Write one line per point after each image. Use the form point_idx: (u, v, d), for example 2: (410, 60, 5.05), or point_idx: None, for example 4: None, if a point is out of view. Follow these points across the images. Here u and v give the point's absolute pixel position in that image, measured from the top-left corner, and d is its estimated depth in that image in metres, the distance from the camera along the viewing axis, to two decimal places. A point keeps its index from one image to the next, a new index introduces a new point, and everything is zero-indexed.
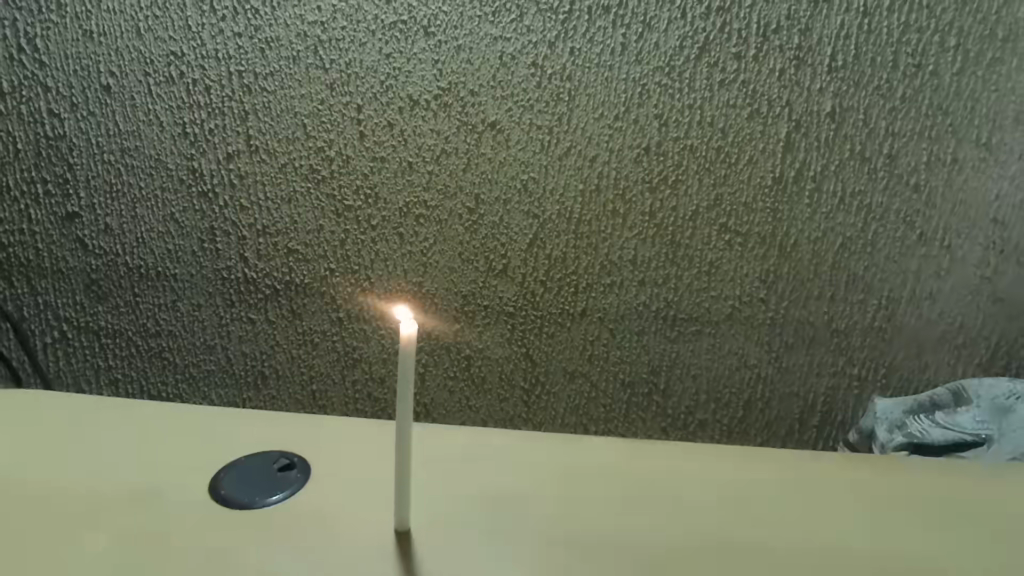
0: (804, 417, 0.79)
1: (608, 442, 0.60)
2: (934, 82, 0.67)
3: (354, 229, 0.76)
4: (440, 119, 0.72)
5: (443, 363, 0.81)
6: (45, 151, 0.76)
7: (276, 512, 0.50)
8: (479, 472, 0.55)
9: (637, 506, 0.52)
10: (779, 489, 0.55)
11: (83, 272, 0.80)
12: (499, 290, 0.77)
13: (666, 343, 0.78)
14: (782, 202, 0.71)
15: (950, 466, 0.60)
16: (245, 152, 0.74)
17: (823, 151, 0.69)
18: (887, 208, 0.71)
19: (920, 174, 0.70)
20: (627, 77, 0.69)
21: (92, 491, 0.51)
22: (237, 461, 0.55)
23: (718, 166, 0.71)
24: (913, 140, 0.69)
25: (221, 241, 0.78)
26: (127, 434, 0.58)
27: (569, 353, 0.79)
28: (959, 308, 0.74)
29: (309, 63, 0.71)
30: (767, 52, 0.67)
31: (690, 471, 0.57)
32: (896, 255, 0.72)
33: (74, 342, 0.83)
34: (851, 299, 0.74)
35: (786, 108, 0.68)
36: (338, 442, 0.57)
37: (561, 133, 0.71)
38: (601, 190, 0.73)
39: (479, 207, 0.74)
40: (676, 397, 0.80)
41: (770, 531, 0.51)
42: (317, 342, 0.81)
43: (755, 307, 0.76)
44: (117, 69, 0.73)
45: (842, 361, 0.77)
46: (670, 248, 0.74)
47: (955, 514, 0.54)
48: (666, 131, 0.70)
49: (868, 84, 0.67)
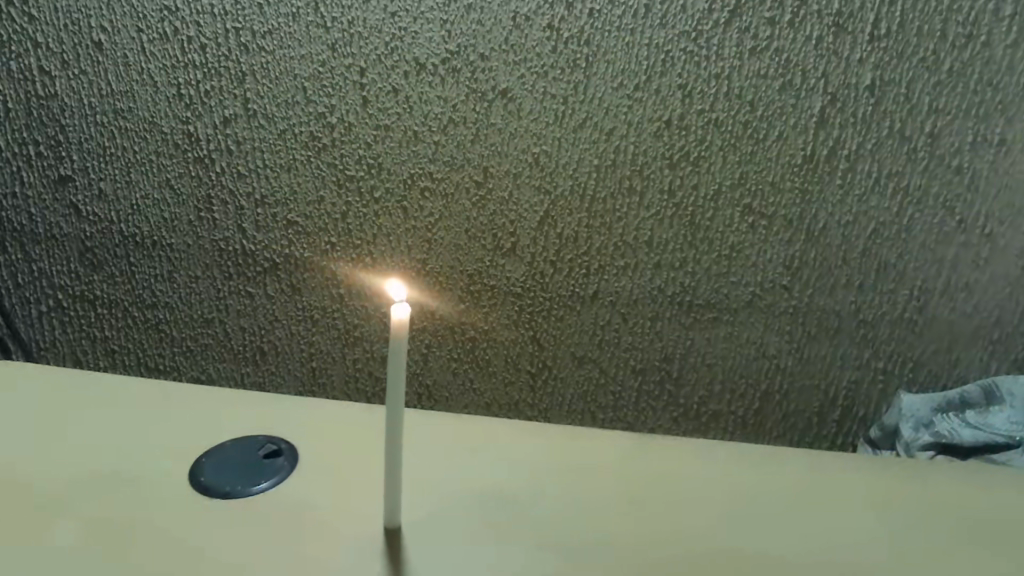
0: (823, 411, 0.75)
1: (619, 436, 0.57)
2: (985, 55, 0.61)
3: (355, 202, 0.73)
4: (448, 85, 0.67)
5: (446, 345, 0.78)
6: (37, 111, 0.73)
7: (261, 499, 0.47)
8: (478, 466, 0.52)
9: (644, 510, 0.48)
10: (798, 494, 0.52)
11: (77, 239, 0.77)
12: (507, 269, 0.73)
13: (681, 330, 0.74)
14: (812, 183, 0.67)
15: (985, 474, 0.55)
16: (243, 116, 0.71)
17: (859, 128, 0.64)
18: (925, 192, 0.66)
19: (963, 156, 0.64)
20: (649, 42, 0.64)
21: (68, 472, 0.49)
22: (222, 445, 0.52)
23: (745, 142, 0.66)
24: (958, 118, 0.63)
25: (218, 210, 0.75)
26: (111, 410, 0.55)
27: (578, 337, 0.75)
28: (997, 301, 0.69)
29: (310, 22, 0.66)
30: (803, 18, 0.62)
31: (703, 470, 0.53)
32: (932, 243, 0.68)
33: (70, 311, 0.81)
34: (880, 288, 0.70)
35: (822, 80, 0.63)
36: (329, 428, 0.54)
37: (577, 104, 0.66)
38: (617, 165, 0.68)
39: (487, 180, 0.70)
40: (689, 386, 0.76)
41: (788, 539, 0.47)
42: (317, 319, 0.78)
43: (777, 294, 0.71)
44: (109, 24, 0.69)
45: (867, 354, 0.72)
46: (689, 230, 0.70)
47: (990, 529, 0.49)
48: (691, 103, 0.65)
49: (913, 55, 0.62)
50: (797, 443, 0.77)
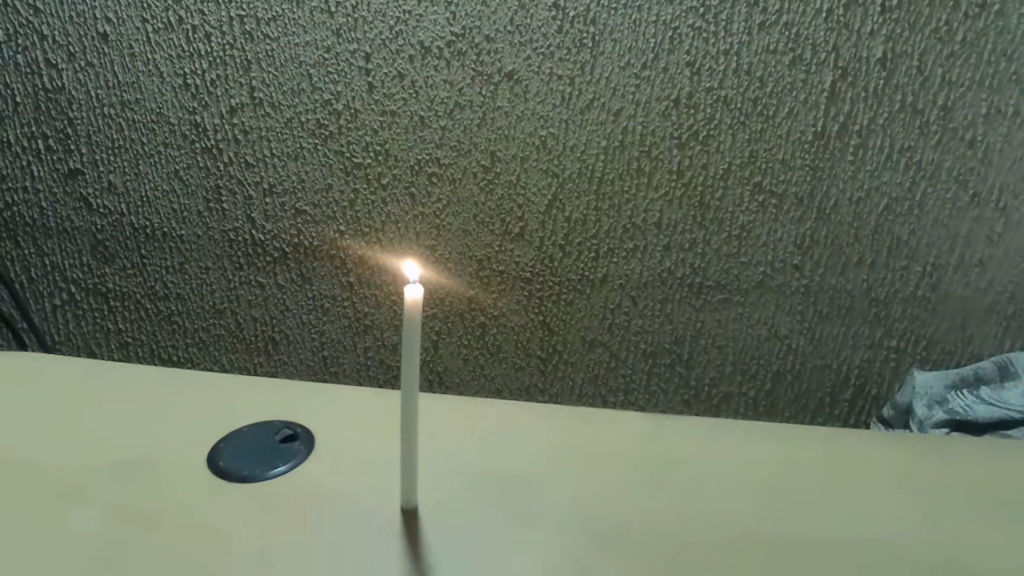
0: (836, 391, 0.75)
1: (631, 417, 0.57)
2: (999, 24, 0.60)
3: (363, 189, 0.73)
4: (454, 68, 0.67)
5: (457, 330, 0.78)
6: (45, 104, 0.73)
7: (277, 484, 0.48)
8: (492, 448, 0.52)
9: (658, 489, 0.49)
10: (812, 471, 0.52)
11: (88, 233, 0.78)
12: (516, 254, 0.73)
13: (692, 311, 0.73)
14: (822, 159, 0.66)
15: (1002, 448, 0.55)
16: (250, 105, 0.71)
17: (871, 103, 0.64)
18: (938, 166, 0.65)
19: (976, 129, 0.64)
20: (657, 19, 0.63)
21: (87, 459, 0.49)
22: (238, 430, 0.53)
23: (754, 119, 0.65)
24: (972, 90, 0.62)
25: (227, 200, 0.75)
26: (127, 399, 0.56)
27: (588, 321, 0.75)
28: (1011, 276, 0.68)
29: (314, 7, 0.66)
30: None
31: (716, 449, 0.53)
32: (945, 218, 0.67)
33: (83, 304, 0.81)
34: (893, 265, 0.69)
35: (832, 54, 0.62)
36: (343, 413, 0.55)
37: (584, 84, 0.66)
38: (625, 146, 0.68)
39: (495, 164, 0.70)
40: (700, 368, 0.76)
41: (803, 515, 0.47)
42: (327, 307, 0.78)
43: (788, 274, 0.71)
44: (114, 15, 0.69)
45: (879, 332, 0.72)
46: (698, 210, 0.69)
47: (1007, 502, 0.49)
48: (699, 80, 0.65)
49: (925, 26, 0.61)
50: (809, 424, 0.77)
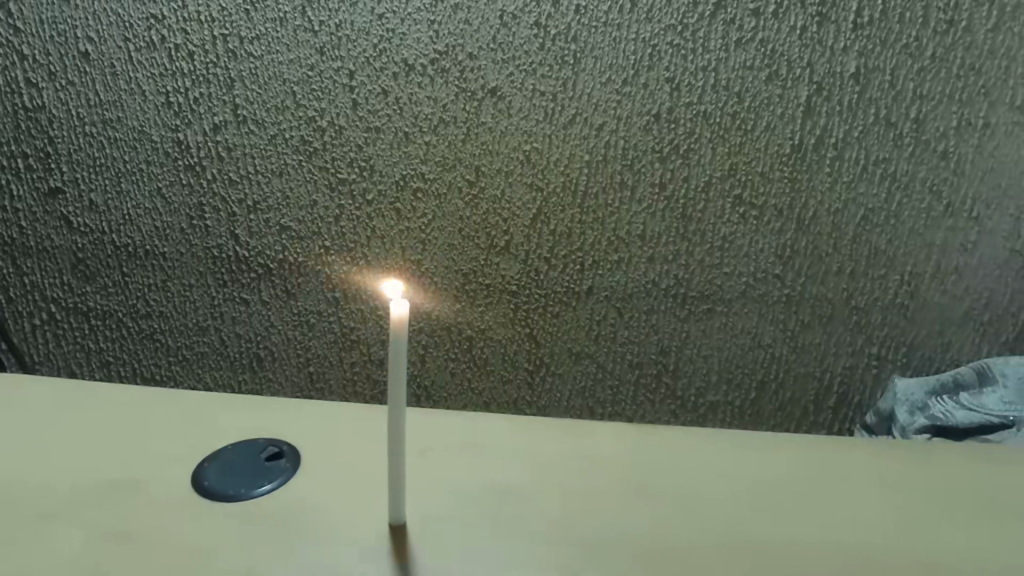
0: (819, 399, 0.76)
1: (615, 427, 0.57)
2: (967, 40, 0.62)
3: (348, 205, 0.73)
4: (437, 85, 0.68)
5: (444, 344, 0.78)
6: (25, 123, 0.72)
7: (263, 503, 0.47)
8: (479, 462, 0.52)
9: (647, 500, 0.49)
10: (797, 479, 0.52)
11: (69, 251, 0.77)
12: (501, 267, 0.74)
13: (677, 322, 0.74)
14: (800, 171, 0.67)
15: (982, 452, 0.56)
16: (233, 123, 0.71)
17: (846, 116, 0.65)
18: (912, 177, 0.67)
19: (948, 141, 0.65)
20: (636, 36, 0.64)
21: (66, 482, 0.48)
22: (223, 450, 0.52)
23: (733, 133, 0.67)
24: (942, 103, 0.64)
25: (210, 218, 0.74)
26: (108, 419, 0.55)
27: (573, 332, 0.76)
28: (985, 283, 0.70)
29: (297, 26, 0.67)
30: (787, 8, 0.62)
31: (702, 458, 0.54)
32: (921, 228, 0.68)
33: (63, 324, 0.80)
34: (872, 274, 0.71)
35: (807, 70, 0.64)
36: (328, 430, 0.54)
37: (566, 100, 0.67)
38: (608, 160, 0.69)
39: (479, 180, 0.71)
40: (686, 378, 0.77)
41: (789, 520, 0.48)
42: (313, 323, 0.78)
43: (770, 284, 0.72)
44: (95, 34, 0.69)
45: (860, 340, 0.73)
46: (681, 222, 0.70)
47: (988, 505, 0.50)
48: (679, 96, 0.66)
49: (896, 42, 0.63)
50: (794, 431, 0.77)
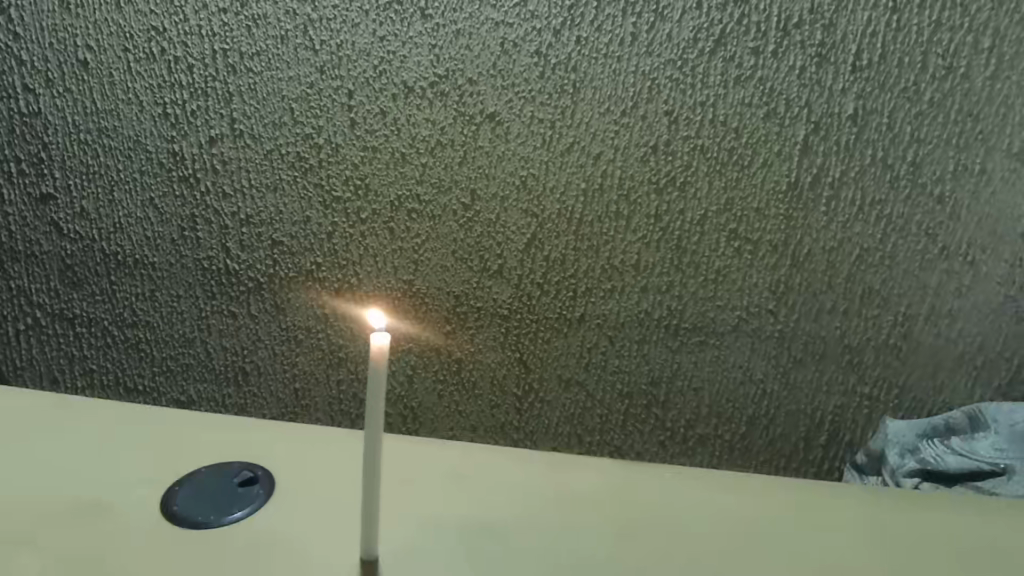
0: (810, 436, 0.75)
1: (600, 460, 0.56)
2: (965, 86, 0.62)
3: (342, 222, 0.72)
4: (436, 108, 0.67)
5: (432, 365, 0.77)
6: (20, 129, 0.72)
7: (234, 530, 0.46)
8: (458, 495, 0.51)
9: (626, 540, 0.48)
10: (781, 524, 0.51)
11: (58, 257, 0.76)
12: (493, 291, 0.73)
13: (668, 353, 0.74)
14: (796, 209, 0.67)
15: (971, 502, 0.55)
16: (229, 136, 0.70)
17: (843, 156, 0.65)
18: (908, 220, 0.67)
19: (945, 185, 0.65)
20: (636, 69, 0.64)
21: (34, 501, 0.47)
22: (197, 472, 0.51)
23: (730, 168, 0.67)
24: (939, 147, 0.64)
25: (202, 229, 0.74)
26: (81, 434, 0.54)
27: (564, 360, 0.75)
28: (979, 328, 0.69)
29: (298, 44, 0.67)
30: (787, 48, 0.63)
31: (688, 496, 0.53)
32: (915, 269, 0.68)
33: (48, 330, 0.79)
34: (865, 313, 0.70)
35: (805, 109, 0.64)
36: (306, 455, 0.53)
37: (564, 128, 0.67)
38: (604, 189, 0.68)
39: (475, 203, 0.70)
40: (676, 410, 0.76)
41: (774, 567, 0.47)
42: (301, 339, 0.77)
43: (763, 319, 0.71)
44: (95, 43, 0.69)
45: (852, 379, 0.73)
46: (675, 254, 0.70)
47: (973, 557, 0.49)
48: (677, 129, 0.66)
49: (894, 86, 0.63)
50: (783, 468, 0.76)
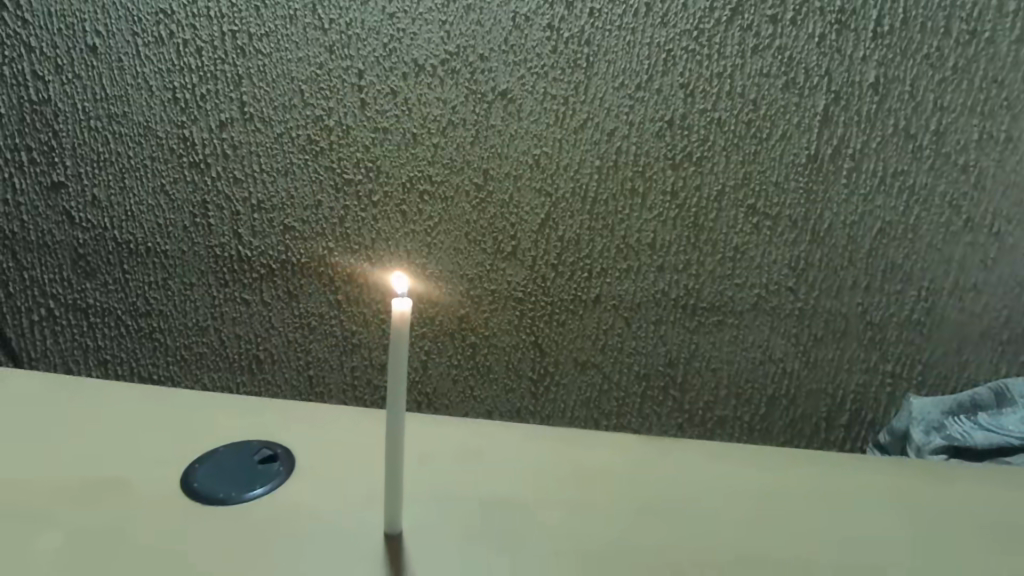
0: (831, 416, 0.74)
1: (622, 436, 0.55)
2: (990, 51, 0.61)
3: (354, 205, 0.71)
4: (447, 87, 0.67)
5: (446, 350, 0.76)
6: (30, 117, 0.72)
7: (252, 508, 0.45)
8: (478, 470, 0.50)
9: (651, 513, 0.47)
10: (808, 496, 0.50)
11: (70, 247, 0.76)
12: (508, 274, 0.72)
13: (686, 333, 0.72)
14: (816, 182, 0.66)
15: (1002, 473, 0.54)
16: (239, 120, 0.70)
17: (864, 127, 0.64)
18: (931, 191, 0.65)
19: (969, 154, 0.64)
20: (650, 41, 0.63)
21: (52, 479, 0.47)
22: (215, 451, 0.50)
23: (748, 141, 0.65)
24: (963, 115, 0.63)
25: (213, 216, 0.73)
26: (97, 417, 0.54)
27: (579, 342, 0.74)
28: (1005, 301, 0.68)
29: (307, 23, 0.66)
30: (806, 15, 0.61)
31: (712, 471, 0.52)
32: (939, 242, 0.67)
33: (62, 320, 0.79)
34: (888, 289, 0.69)
35: (825, 78, 0.63)
36: (324, 435, 0.53)
37: (578, 104, 0.66)
38: (619, 167, 0.67)
39: (487, 183, 0.69)
40: (694, 391, 0.75)
41: (800, 537, 0.46)
42: (314, 326, 0.76)
43: (783, 296, 0.70)
44: (104, 28, 0.68)
45: (875, 356, 0.71)
46: (692, 231, 0.69)
47: (1007, 527, 0.48)
48: (693, 102, 0.65)
49: (917, 52, 0.61)
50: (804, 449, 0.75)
